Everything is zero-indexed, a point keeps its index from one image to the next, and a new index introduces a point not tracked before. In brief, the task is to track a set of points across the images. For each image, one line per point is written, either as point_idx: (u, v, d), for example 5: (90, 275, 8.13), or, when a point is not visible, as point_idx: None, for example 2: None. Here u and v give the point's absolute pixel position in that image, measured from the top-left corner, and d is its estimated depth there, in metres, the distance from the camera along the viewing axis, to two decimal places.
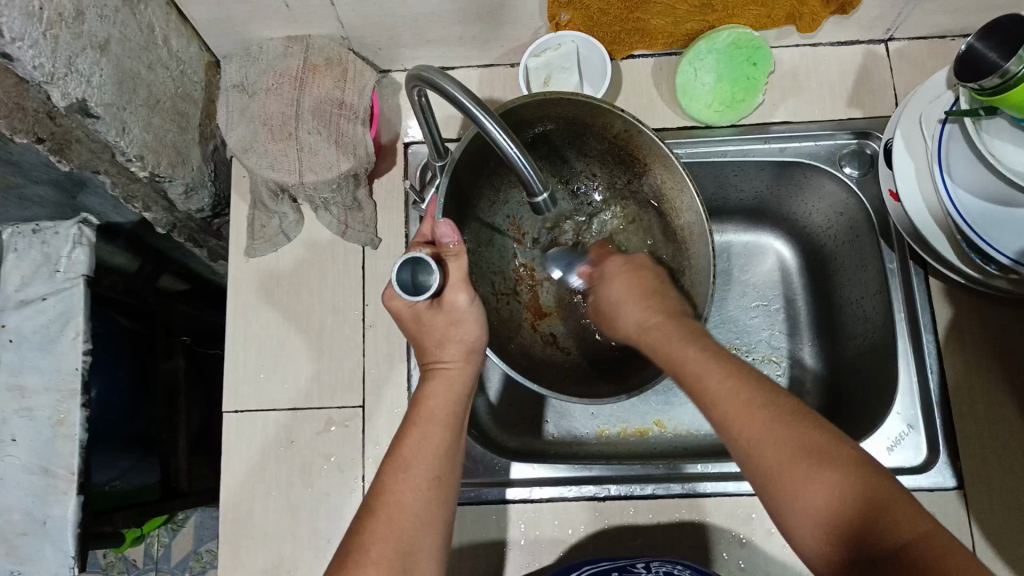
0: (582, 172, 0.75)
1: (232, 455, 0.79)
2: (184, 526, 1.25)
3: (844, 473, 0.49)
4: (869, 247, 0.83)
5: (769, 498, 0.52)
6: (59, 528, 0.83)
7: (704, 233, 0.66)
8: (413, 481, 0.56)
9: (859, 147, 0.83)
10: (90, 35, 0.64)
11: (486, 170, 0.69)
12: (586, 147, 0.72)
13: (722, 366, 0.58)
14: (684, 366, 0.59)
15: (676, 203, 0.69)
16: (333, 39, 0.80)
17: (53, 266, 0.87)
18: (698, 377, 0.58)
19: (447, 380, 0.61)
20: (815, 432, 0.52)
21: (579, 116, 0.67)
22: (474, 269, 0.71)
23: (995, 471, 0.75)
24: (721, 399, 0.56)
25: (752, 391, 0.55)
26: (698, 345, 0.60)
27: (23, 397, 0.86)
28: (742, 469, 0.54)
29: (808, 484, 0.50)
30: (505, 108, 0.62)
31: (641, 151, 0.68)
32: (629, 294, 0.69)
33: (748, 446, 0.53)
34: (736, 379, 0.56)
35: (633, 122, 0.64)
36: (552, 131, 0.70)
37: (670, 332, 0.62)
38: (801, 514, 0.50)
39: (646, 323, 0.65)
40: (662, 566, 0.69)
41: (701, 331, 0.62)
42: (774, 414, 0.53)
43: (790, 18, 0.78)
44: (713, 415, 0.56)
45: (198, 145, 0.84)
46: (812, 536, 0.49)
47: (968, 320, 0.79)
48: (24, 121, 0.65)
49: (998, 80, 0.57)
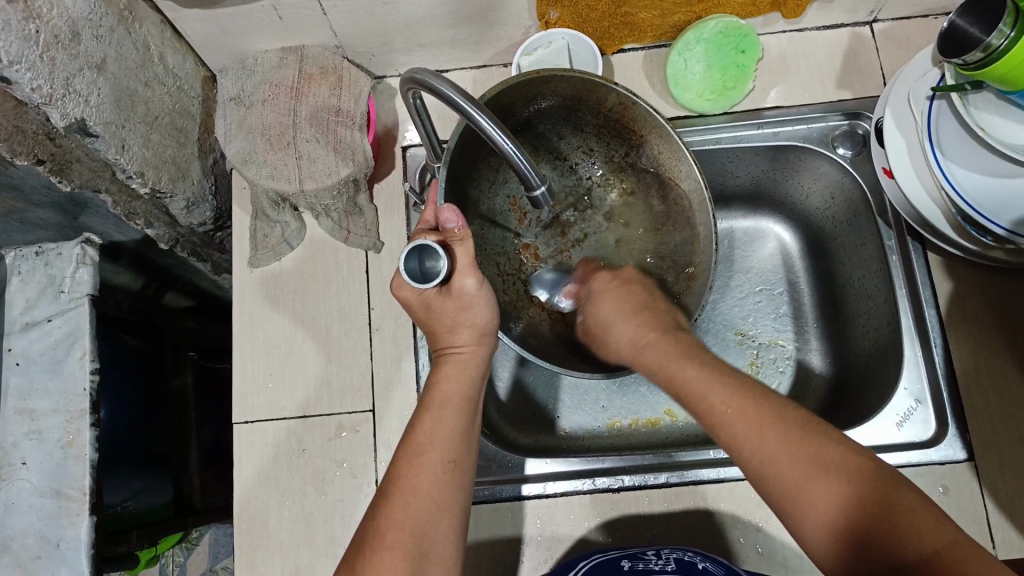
0: (579, 147, 0.76)
1: (245, 466, 0.79)
2: (197, 545, 1.24)
3: (857, 485, 0.48)
4: (866, 223, 0.84)
5: (783, 511, 0.51)
6: (74, 550, 0.82)
7: (704, 200, 0.68)
8: (428, 465, 0.57)
9: (851, 127, 0.84)
10: (86, 56, 0.65)
11: (484, 154, 0.70)
12: (582, 122, 0.73)
13: (724, 382, 0.56)
14: (684, 385, 0.58)
15: (675, 172, 0.71)
16: (326, 48, 0.81)
17: (57, 287, 0.87)
18: (700, 396, 0.56)
19: (460, 363, 0.63)
20: (827, 444, 0.51)
21: (573, 93, 0.69)
22: (477, 250, 0.72)
23: (1005, 441, 0.75)
24: (725, 416, 0.55)
25: (758, 407, 0.54)
26: (695, 362, 0.58)
27: (33, 420, 0.86)
28: (752, 482, 0.54)
29: (823, 498, 0.49)
30: (494, 93, 0.63)
31: (636, 123, 0.70)
32: (620, 312, 0.66)
33: (758, 462, 0.52)
34: (740, 396, 0.55)
35: (626, 94, 0.66)
36: (547, 109, 0.71)
37: (670, 350, 0.60)
38: (817, 526, 0.49)
39: (639, 342, 0.63)
40: (673, 553, 0.68)
41: (697, 345, 0.61)
42: (783, 427, 0.52)
43: (774, 5, 0.80)
44: (720, 432, 0.55)
45: (197, 159, 0.85)
46: (825, 544, 0.49)
47: (968, 292, 0.79)
48: (24, 144, 0.65)
49: (981, 54, 0.59)
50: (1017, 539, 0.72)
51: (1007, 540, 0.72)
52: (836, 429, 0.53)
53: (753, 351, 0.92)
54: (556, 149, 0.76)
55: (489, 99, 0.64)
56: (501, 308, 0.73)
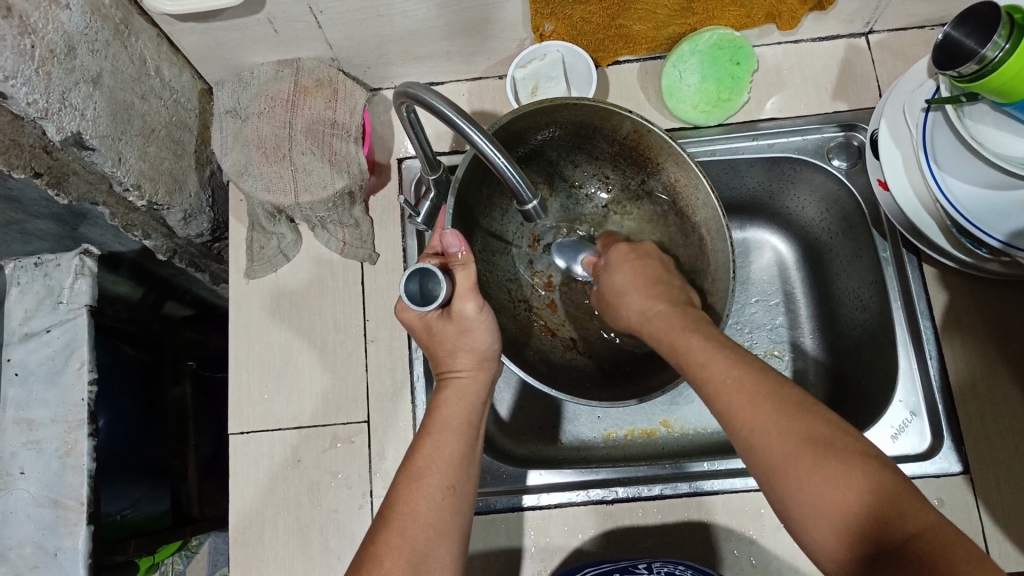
0: (594, 175, 0.77)
1: (241, 477, 0.79)
2: (197, 553, 1.24)
3: (854, 466, 0.48)
4: (862, 234, 0.84)
5: (772, 485, 0.51)
6: (71, 560, 0.82)
7: (720, 227, 0.68)
8: (426, 491, 0.57)
9: (847, 138, 0.84)
10: (82, 70, 0.65)
11: (496, 181, 0.71)
12: (597, 150, 0.75)
13: (727, 355, 0.55)
14: (687, 355, 0.57)
15: (692, 201, 0.71)
16: (322, 61, 0.81)
17: (56, 298, 0.88)
18: (701, 366, 0.56)
19: (460, 389, 0.63)
20: (824, 425, 0.50)
21: (586, 121, 0.70)
22: (487, 275, 0.73)
23: (1003, 455, 0.75)
24: (723, 388, 0.54)
25: (757, 382, 0.53)
26: (702, 335, 0.57)
27: (31, 431, 0.86)
28: (743, 457, 0.53)
29: (819, 479, 0.48)
30: (506, 121, 0.65)
31: (652, 150, 0.71)
32: (634, 282, 0.65)
33: (751, 434, 0.52)
34: (739, 369, 0.54)
35: (641, 121, 0.67)
36: (560, 137, 0.73)
37: (675, 323, 0.60)
38: (811, 510, 0.48)
39: (648, 313, 0.62)
40: (665, 567, 0.71)
41: (705, 320, 0.60)
42: (778, 405, 0.52)
43: (769, 17, 0.80)
44: (719, 406, 0.54)
45: (194, 171, 0.86)
46: (819, 528, 0.48)
47: (965, 305, 0.79)
48: (21, 157, 0.66)
49: (976, 66, 0.58)
50: (1014, 553, 0.72)
51: (1003, 553, 0.72)
52: (830, 413, 0.52)
53: None
54: (570, 177, 0.78)
55: (500, 127, 0.65)
56: (508, 331, 0.73)
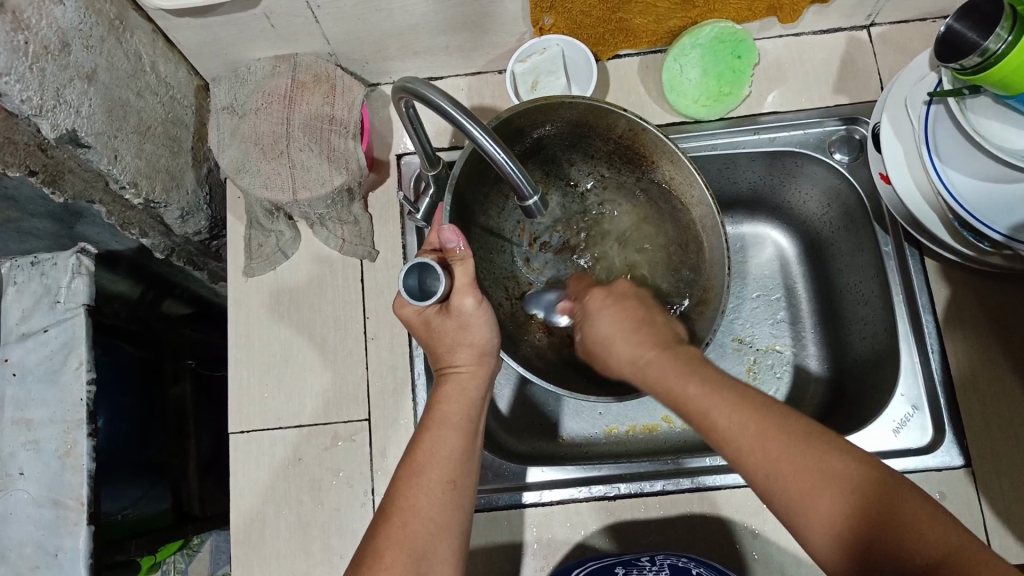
0: (589, 173, 0.77)
1: (242, 475, 0.79)
2: (198, 551, 1.24)
3: (862, 490, 0.48)
4: (864, 229, 0.84)
5: (786, 516, 0.51)
6: (72, 559, 0.82)
7: (716, 225, 0.67)
8: (428, 485, 0.57)
9: (849, 133, 0.84)
10: (76, 66, 0.64)
11: (493, 176, 0.71)
12: (591, 149, 0.74)
13: (726, 399, 0.53)
14: (687, 403, 0.54)
15: (687, 198, 0.70)
16: (320, 56, 0.80)
17: (53, 297, 0.87)
18: (702, 414, 0.53)
19: (460, 384, 0.63)
20: (833, 455, 0.50)
21: (582, 119, 0.70)
22: (485, 274, 0.73)
23: (1004, 449, 0.75)
24: (730, 432, 0.52)
25: (762, 419, 0.52)
26: (699, 379, 0.54)
27: (29, 430, 0.86)
28: (755, 489, 0.52)
29: (830, 510, 0.48)
30: (498, 120, 0.65)
31: (647, 148, 0.70)
32: (619, 329, 0.59)
33: (762, 471, 0.51)
34: (742, 411, 0.52)
35: (636, 120, 0.67)
36: (555, 135, 0.72)
37: (673, 370, 0.55)
38: (825, 537, 0.49)
39: (638, 363, 0.57)
40: (666, 559, 0.71)
41: (699, 357, 0.57)
42: (785, 440, 0.51)
43: (770, 10, 0.79)
44: (725, 448, 0.53)
45: (191, 168, 0.85)
46: (835, 554, 0.48)
47: (968, 299, 0.79)
48: (15, 155, 0.65)
49: (979, 59, 0.57)
50: (1016, 547, 0.72)
51: (1005, 547, 0.72)
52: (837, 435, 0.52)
53: (751, 356, 0.92)
54: (566, 174, 0.77)
55: (499, 123, 0.65)
56: (507, 330, 0.73)
